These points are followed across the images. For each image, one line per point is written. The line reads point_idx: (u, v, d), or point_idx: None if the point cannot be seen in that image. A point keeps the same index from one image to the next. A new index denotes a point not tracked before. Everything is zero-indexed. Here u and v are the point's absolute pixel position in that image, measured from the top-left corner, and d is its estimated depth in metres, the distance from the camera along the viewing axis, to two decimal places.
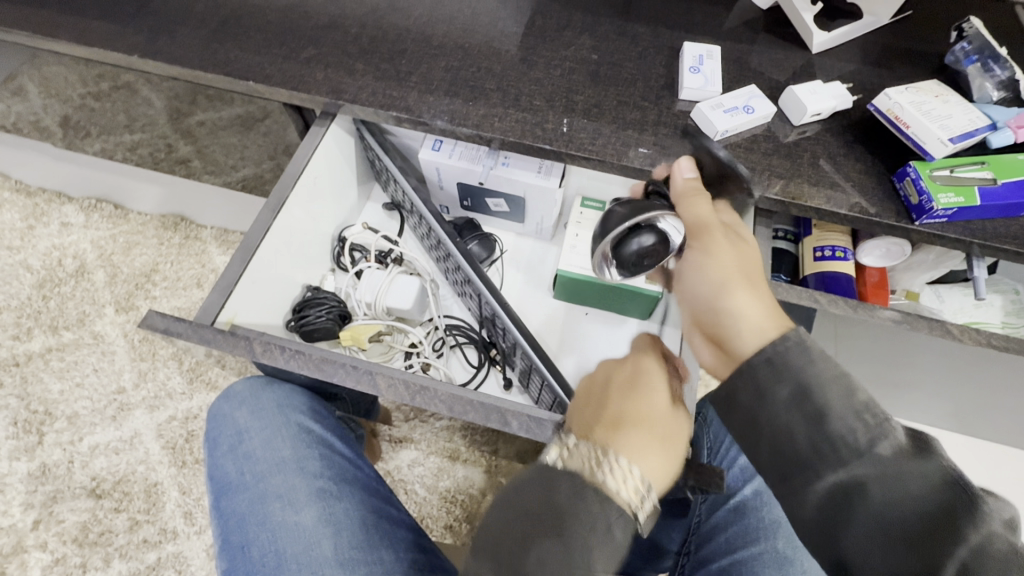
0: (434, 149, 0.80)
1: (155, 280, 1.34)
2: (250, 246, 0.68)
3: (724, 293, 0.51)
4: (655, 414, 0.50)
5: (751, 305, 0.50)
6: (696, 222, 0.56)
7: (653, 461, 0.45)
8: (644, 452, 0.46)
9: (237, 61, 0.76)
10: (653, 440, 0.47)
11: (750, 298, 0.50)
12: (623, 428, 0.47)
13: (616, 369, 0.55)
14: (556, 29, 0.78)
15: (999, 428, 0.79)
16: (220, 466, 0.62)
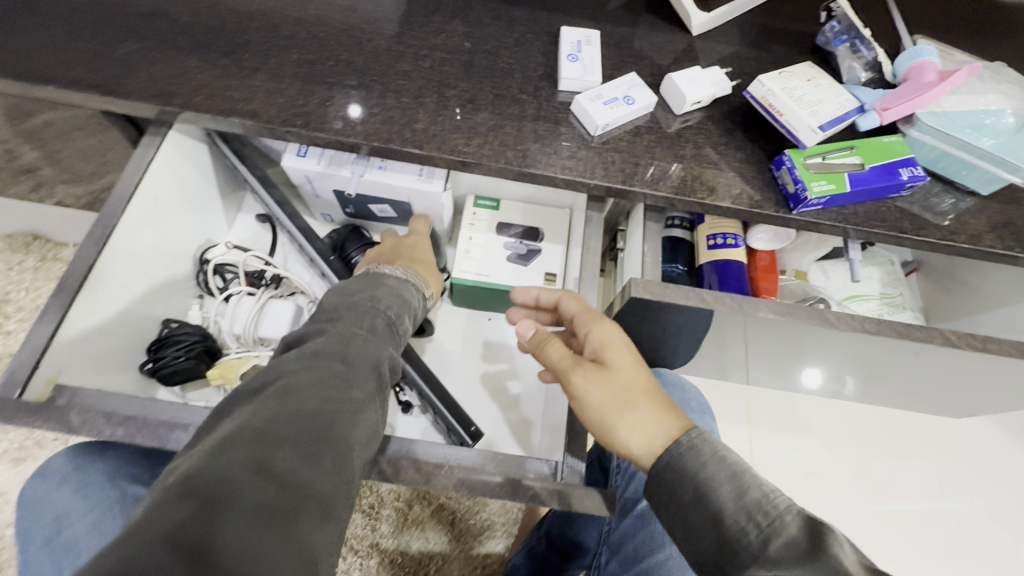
0: (299, 156, 0.71)
1: (7, 313, 1.16)
2: (69, 290, 0.57)
3: (623, 402, 0.52)
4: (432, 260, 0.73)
5: (650, 421, 0.51)
6: (560, 365, 0.56)
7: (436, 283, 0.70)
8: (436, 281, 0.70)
9: (32, 60, 0.62)
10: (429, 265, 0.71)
11: (647, 409, 0.52)
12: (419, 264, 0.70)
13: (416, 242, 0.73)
14: (424, 14, 0.70)
15: (886, 391, 0.84)
16: (31, 565, 0.50)
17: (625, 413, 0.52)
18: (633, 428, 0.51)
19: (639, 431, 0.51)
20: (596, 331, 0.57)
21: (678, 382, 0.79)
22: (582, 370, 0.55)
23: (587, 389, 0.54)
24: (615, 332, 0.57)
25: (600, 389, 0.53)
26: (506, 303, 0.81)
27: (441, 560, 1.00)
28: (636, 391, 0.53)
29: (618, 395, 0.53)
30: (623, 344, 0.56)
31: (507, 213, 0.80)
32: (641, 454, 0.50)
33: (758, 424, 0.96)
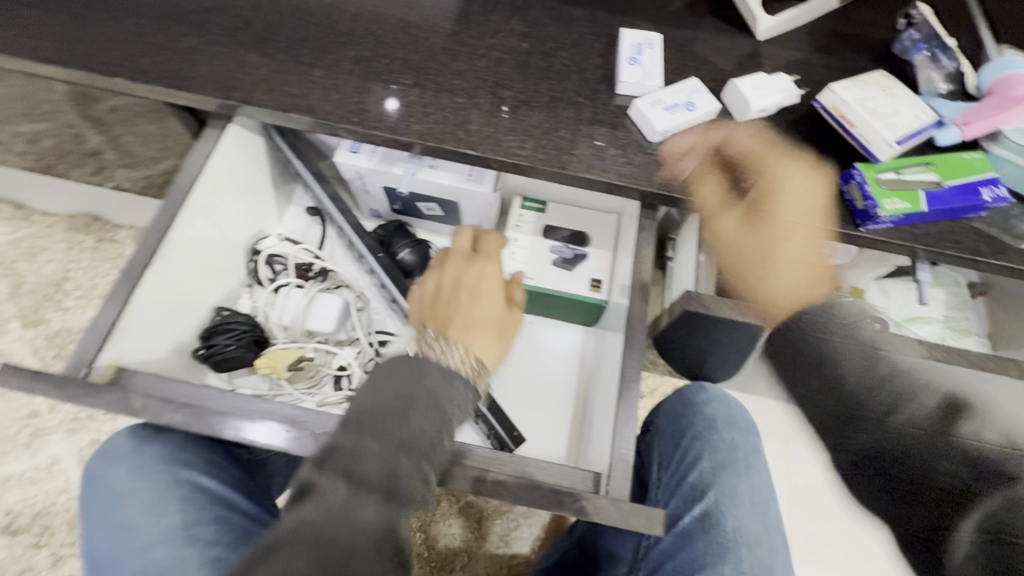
0: (352, 151, 0.72)
1: (67, 290, 1.22)
2: (131, 276, 0.59)
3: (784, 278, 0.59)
4: (487, 316, 0.52)
5: (805, 237, 0.59)
6: None
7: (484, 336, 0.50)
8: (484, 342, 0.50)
9: (106, 53, 0.64)
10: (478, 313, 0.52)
11: (811, 227, 0.59)
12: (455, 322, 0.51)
13: (464, 271, 0.55)
14: (481, 14, 0.69)
15: None
16: (92, 539, 0.51)
17: (768, 271, 0.60)
18: (778, 245, 0.60)
19: (791, 242, 0.59)
20: (777, 163, 0.62)
21: (725, 396, 0.75)
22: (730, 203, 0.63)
23: (783, 179, 0.61)
24: (790, 166, 0.61)
25: (791, 194, 0.60)
26: (548, 307, 0.81)
27: (467, 558, 1.00)
28: (765, 259, 0.60)
29: (805, 239, 0.59)
30: (795, 177, 0.61)
31: (554, 216, 0.79)
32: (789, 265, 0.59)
33: (796, 441, 0.93)
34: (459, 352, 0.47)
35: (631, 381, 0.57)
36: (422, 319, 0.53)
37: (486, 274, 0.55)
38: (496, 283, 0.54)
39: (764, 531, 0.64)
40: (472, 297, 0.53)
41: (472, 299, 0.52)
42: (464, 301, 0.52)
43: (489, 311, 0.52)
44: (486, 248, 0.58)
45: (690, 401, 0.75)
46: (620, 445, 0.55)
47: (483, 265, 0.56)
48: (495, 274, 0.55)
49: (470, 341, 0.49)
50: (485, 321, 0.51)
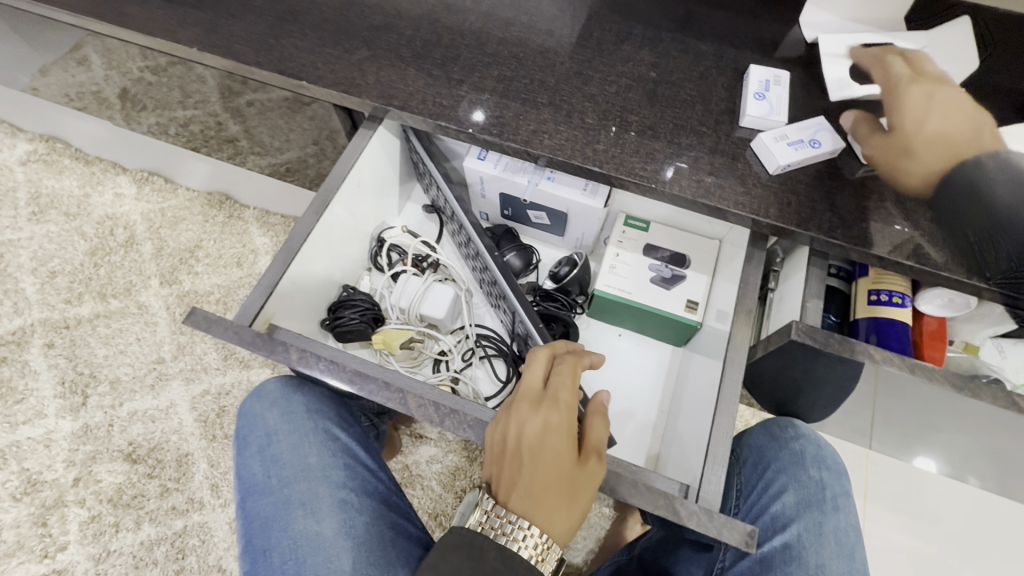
0: (479, 158, 0.79)
1: (198, 257, 1.39)
2: (292, 247, 0.68)
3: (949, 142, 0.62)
4: (551, 478, 0.51)
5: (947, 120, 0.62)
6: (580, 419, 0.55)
7: (551, 508, 0.51)
8: (551, 512, 0.51)
9: (291, 59, 0.75)
10: (541, 476, 0.52)
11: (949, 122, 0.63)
12: (517, 489, 0.52)
13: (526, 424, 0.53)
14: (614, 43, 0.75)
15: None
16: (248, 465, 0.63)
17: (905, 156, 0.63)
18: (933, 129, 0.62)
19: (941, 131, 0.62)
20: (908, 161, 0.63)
21: (814, 435, 0.75)
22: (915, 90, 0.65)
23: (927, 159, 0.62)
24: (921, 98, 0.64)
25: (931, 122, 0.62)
26: (639, 321, 0.84)
27: None
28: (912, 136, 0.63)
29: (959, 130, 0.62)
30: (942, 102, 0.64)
31: (656, 236, 0.82)
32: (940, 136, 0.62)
33: (875, 501, 0.96)
34: (527, 534, 0.50)
35: (730, 400, 0.60)
36: (488, 475, 0.54)
37: (549, 427, 0.53)
38: (557, 435, 0.53)
39: (848, 573, 0.65)
40: (535, 461, 0.52)
41: (536, 468, 0.52)
42: (525, 466, 0.52)
43: (553, 473, 0.52)
44: (554, 384, 0.56)
45: (777, 435, 0.75)
46: (714, 461, 0.57)
47: (546, 412, 0.54)
48: (559, 424, 0.53)
49: (537, 514, 0.51)
50: (550, 490, 0.51)
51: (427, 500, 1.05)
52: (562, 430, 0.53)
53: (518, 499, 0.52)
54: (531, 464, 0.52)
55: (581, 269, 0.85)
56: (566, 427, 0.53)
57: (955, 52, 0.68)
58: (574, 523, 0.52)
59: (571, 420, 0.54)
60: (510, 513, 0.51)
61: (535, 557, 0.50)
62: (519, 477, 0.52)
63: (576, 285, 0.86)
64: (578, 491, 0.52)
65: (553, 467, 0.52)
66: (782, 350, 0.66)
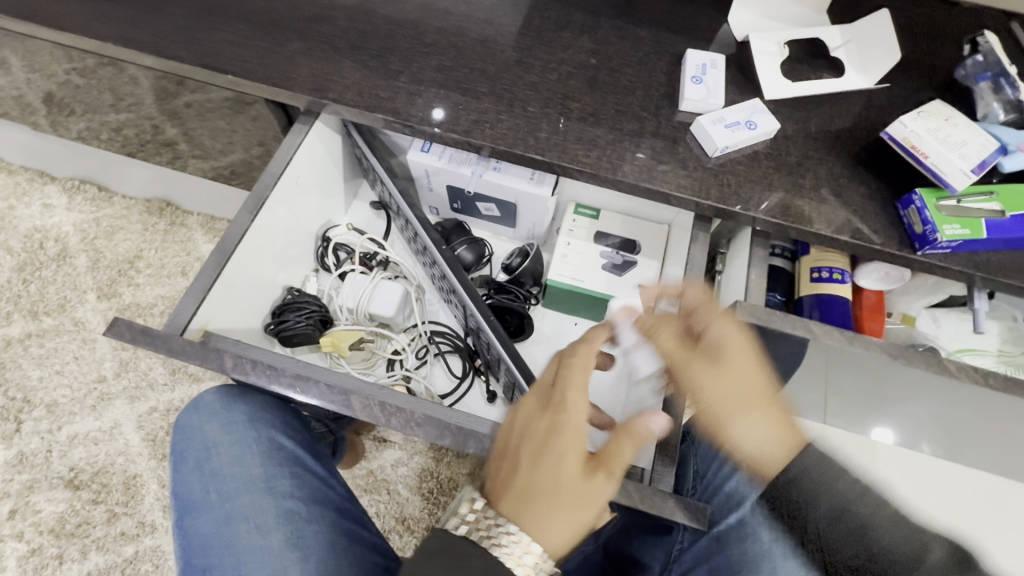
0: (423, 151, 0.77)
1: (139, 267, 1.31)
2: (227, 249, 0.65)
3: (761, 458, 0.64)
4: (553, 480, 0.49)
5: (767, 424, 0.64)
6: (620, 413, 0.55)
7: (547, 515, 0.48)
8: (545, 519, 0.48)
9: (218, 52, 0.72)
10: (542, 477, 0.49)
11: (766, 415, 0.64)
12: (516, 491, 0.49)
13: (534, 421, 0.53)
14: (554, 30, 0.74)
15: None
16: (185, 482, 0.60)
17: None
18: (736, 430, 0.65)
19: (745, 440, 0.65)
20: None
21: None
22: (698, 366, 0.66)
23: (739, 446, 0.66)
24: (704, 368, 0.66)
25: (741, 426, 0.65)
26: (594, 309, 0.84)
27: None
28: (726, 428, 0.66)
29: (733, 390, 0.66)
30: (739, 338, 0.65)
31: (606, 223, 0.82)
32: (754, 454, 0.65)
33: None
34: (513, 541, 0.46)
35: None
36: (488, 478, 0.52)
37: (559, 425, 0.52)
38: (576, 439, 0.51)
39: None
40: (537, 460, 0.50)
41: (539, 465, 0.50)
42: (525, 464, 0.50)
43: (561, 478, 0.49)
44: (567, 383, 0.55)
45: None
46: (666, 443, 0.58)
47: (571, 412, 0.52)
48: (581, 429, 0.51)
49: (528, 520, 0.48)
50: (553, 496, 0.48)
51: (393, 505, 1.03)
52: (580, 435, 0.51)
53: (514, 501, 0.49)
54: (534, 461, 0.50)
55: (533, 259, 0.85)
56: (588, 437, 0.52)
57: (873, 47, 0.71)
58: (569, 536, 0.48)
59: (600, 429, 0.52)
60: (501, 516, 0.48)
61: (522, 568, 0.46)
62: (520, 476, 0.50)
63: (529, 277, 0.86)
64: (583, 504, 0.49)
65: (560, 467, 0.50)
66: (729, 330, 0.67)
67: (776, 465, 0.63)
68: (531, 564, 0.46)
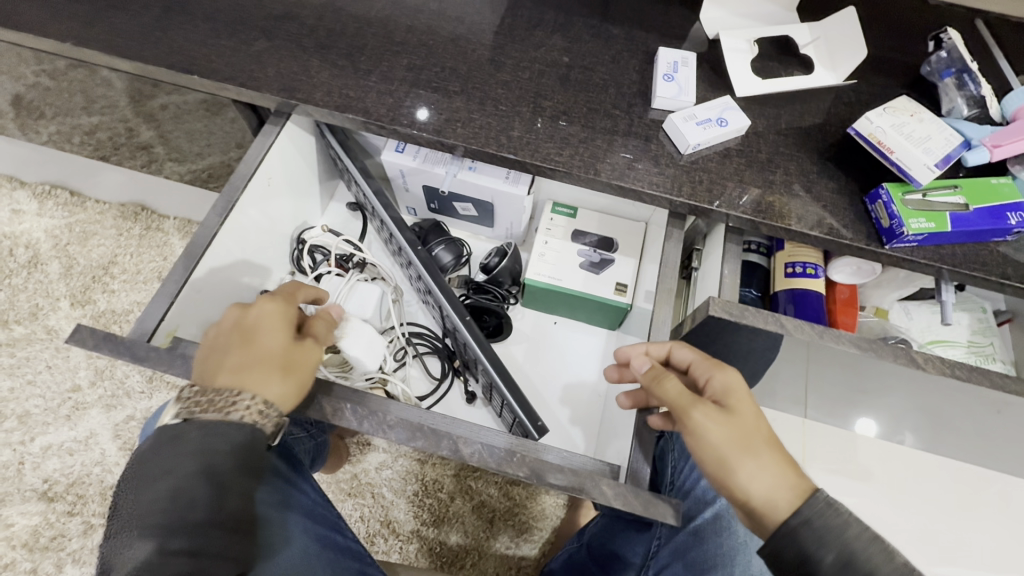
0: (398, 151, 0.77)
1: (113, 273, 1.28)
2: (195, 252, 0.64)
3: (768, 508, 0.52)
4: (258, 354, 0.52)
5: (770, 468, 0.53)
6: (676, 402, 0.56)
7: (247, 382, 0.50)
8: (250, 381, 0.51)
9: (184, 53, 0.70)
10: (249, 354, 0.52)
11: (769, 462, 0.53)
12: (227, 371, 0.51)
13: (239, 315, 0.55)
14: (526, 28, 0.74)
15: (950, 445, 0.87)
16: None
17: None
18: (744, 477, 0.53)
19: (753, 485, 0.52)
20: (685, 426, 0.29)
21: None
22: (704, 408, 0.55)
23: (744, 494, 0.53)
24: (704, 411, 0.54)
25: (744, 469, 0.53)
26: (573, 308, 0.84)
27: (477, 556, 1.01)
28: (733, 477, 0.53)
29: (740, 434, 0.54)
30: (745, 388, 0.57)
31: (583, 221, 0.82)
32: (763, 505, 0.52)
33: (813, 464, 1.00)
34: (252, 407, 0.49)
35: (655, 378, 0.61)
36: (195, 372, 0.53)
37: (264, 312, 0.55)
38: (273, 320, 0.55)
39: None
40: (269, 343, 0.53)
41: (225, 352, 0.52)
42: (237, 347, 0.53)
43: (263, 356, 0.52)
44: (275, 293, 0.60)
45: None
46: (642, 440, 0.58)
47: (264, 304, 0.56)
48: (268, 312, 0.56)
49: (254, 387, 0.50)
50: (261, 368, 0.52)
51: (378, 509, 1.02)
52: (280, 315, 0.56)
53: (225, 376, 0.51)
54: (247, 344, 0.53)
55: (511, 259, 0.84)
56: (286, 317, 0.56)
57: (841, 42, 0.72)
58: (288, 394, 0.52)
59: (289, 310, 0.57)
60: (216, 388, 0.49)
61: (250, 421, 0.49)
62: (224, 355, 0.52)
63: (507, 276, 0.85)
64: (258, 367, 0.52)
65: (267, 344, 0.53)
66: (705, 326, 0.68)
67: (785, 513, 0.51)
68: (257, 420, 0.49)
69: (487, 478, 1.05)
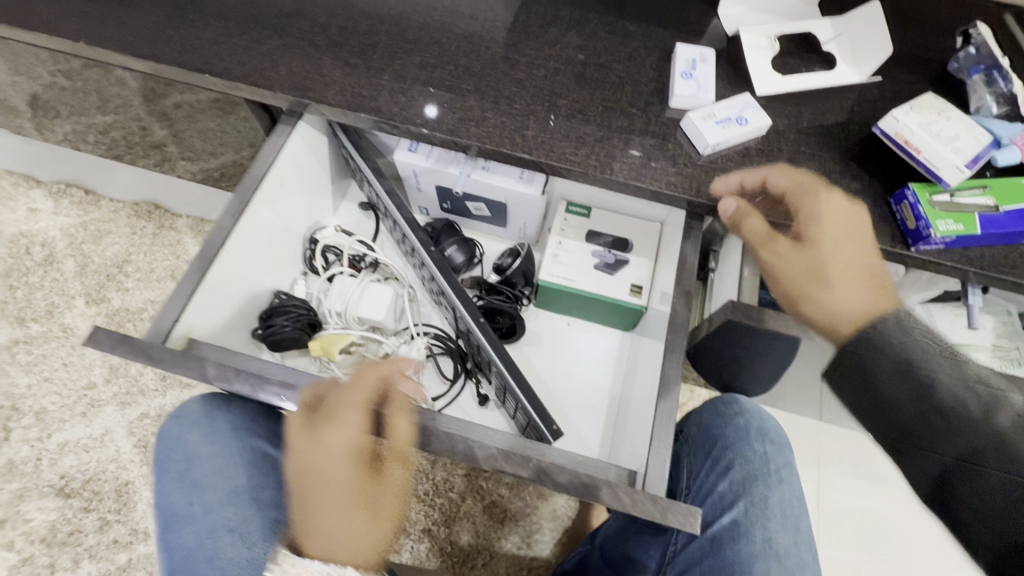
0: (410, 150, 0.76)
1: (127, 271, 1.29)
2: (209, 253, 0.64)
3: (841, 318, 0.58)
4: (335, 501, 0.54)
5: (863, 297, 0.58)
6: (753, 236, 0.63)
7: (342, 533, 0.53)
8: (348, 529, 0.53)
9: (196, 52, 0.70)
10: (340, 503, 0.54)
11: (854, 283, 0.59)
12: (316, 525, 0.53)
13: (310, 464, 0.55)
14: (540, 25, 0.73)
15: None
16: (167, 494, 0.59)
17: None
18: (841, 261, 0.59)
19: (834, 307, 0.59)
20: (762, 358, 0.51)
21: (757, 408, 0.76)
22: (777, 246, 0.62)
23: (826, 306, 0.59)
24: (829, 198, 0.62)
25: (840, 252, 0.60)
26: (586, 309, 0.83)
27: (489, 555, 1.00)
28: (821, 270, 0.60)
29: (862, 240, 0.60)
30: (843, 220, 0.61)
31: (598, 221, 0.81)
32: (839, 313, 0.58)
33: (827, 466, 0.98)
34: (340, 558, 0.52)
35: (672, 383, 0.60)
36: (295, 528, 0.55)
37: (322, 458, 0.55)
38: (342, 462, 0.54)
39: (794, 544, 0.66)
40: (324, 487, 0.54)
41: (302, 504, 0.55)
42: (313, 508, 0.54)
43: (340, 503, 0.54)
44: (348, 401, 0.57)
45: (722, 411, 0.76)
46: (659, 445, 0.57)
47: (328, 441, 0.54)
48: (337, 455, 0.54)
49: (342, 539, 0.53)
50: (349, 518, 0.54)
51: None
52: (349, 454, 0.55)
53: (322, 532, 0.53)
54: (322, 492, 0.54)
55: (525, 259, 0.84)
56: (360, 449, 0.55)
57: (865, 35, 0.70)
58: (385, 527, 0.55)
59: (362, 440, 0.55)
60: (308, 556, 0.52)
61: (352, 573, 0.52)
62: (308, 510, 0.54)
63: (520, 276, 0.84)
64: (374, 506, 0.55)
65: (341, 489, 0.54)
66: (723, 329, 0.67)
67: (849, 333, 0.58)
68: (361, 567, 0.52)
69: (498, 478, 1.04)
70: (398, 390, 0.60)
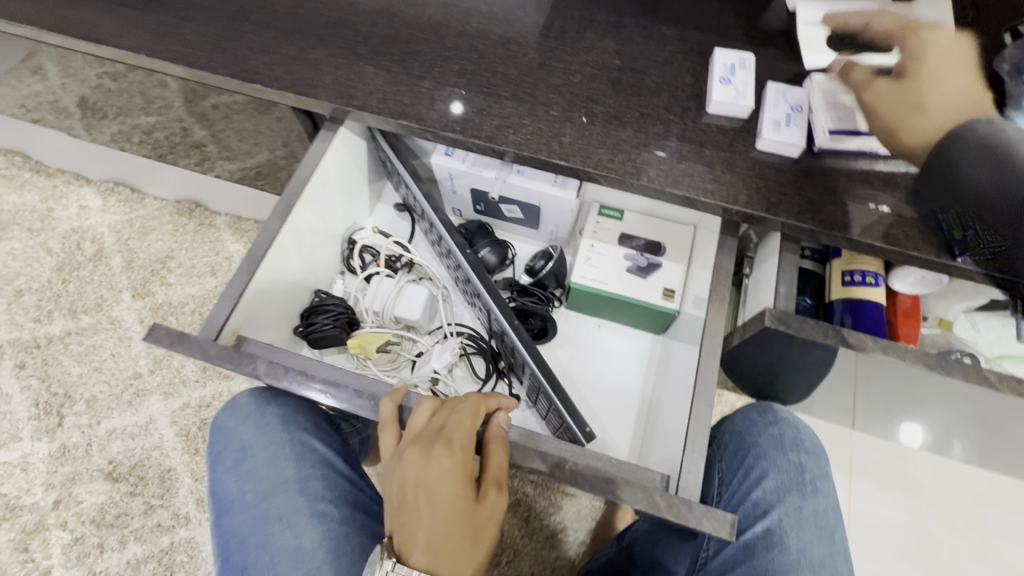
0: (447, 155, 0.78)
1: (170, 267, 1.33)
2: (257, 254, 0.66)
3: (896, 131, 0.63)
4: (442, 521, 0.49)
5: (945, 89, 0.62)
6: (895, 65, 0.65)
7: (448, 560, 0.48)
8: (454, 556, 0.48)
9: (244, 61, 0.73)
10: (452, 521, 0.49)
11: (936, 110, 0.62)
12: (420, 543, 0.49)
13: (419, 472, 0.51)
14: (577, 30, 0.73)
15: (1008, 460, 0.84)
16: (223, 482, 0.63)
17: None
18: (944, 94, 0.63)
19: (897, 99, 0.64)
20: None
21: (791, 416, 0.76)
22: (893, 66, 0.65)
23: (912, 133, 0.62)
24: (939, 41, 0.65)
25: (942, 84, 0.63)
26: (618, 312, 0.83)
27: (513, 553, 1.01)
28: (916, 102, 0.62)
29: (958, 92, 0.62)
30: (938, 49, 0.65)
31: (630, 225, 0.82)
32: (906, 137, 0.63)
33: (860, 476, 0.97)
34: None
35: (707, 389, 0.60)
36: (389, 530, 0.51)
37: (436, 469, 0.51)
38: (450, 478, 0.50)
39: (828, 555, 0.67)
40: (433, 505, 0.50)
41: (404, 517, 0.51)
42: (420, 516, 0.50)
43: (447, 520, 0.49)
44: (455, 422, 0.54)
45: (757, 420, 0.75)
46: (693, 451, 0.58)
47: (438, 455, 0.51)
48: (445, 469, 0.51)
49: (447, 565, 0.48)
50: (454, 536, 0.49)
51: None
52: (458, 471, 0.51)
53: (427, 550, 0.48)
54: (429, 508, 0.50)
55: (557, 262, 0.85)
56: (466, 468, 0.52)
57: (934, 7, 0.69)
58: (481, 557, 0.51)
59: (467, 459, 0.52)
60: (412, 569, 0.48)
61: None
62: (412, 522, 0.50)
63: (552, 279, 0.86)
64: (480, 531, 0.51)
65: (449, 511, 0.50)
66: (758, 336, 0.67)
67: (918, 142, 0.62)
68: None
69: (524, 477, 1.05)
70: (494, 421, 0.57)
